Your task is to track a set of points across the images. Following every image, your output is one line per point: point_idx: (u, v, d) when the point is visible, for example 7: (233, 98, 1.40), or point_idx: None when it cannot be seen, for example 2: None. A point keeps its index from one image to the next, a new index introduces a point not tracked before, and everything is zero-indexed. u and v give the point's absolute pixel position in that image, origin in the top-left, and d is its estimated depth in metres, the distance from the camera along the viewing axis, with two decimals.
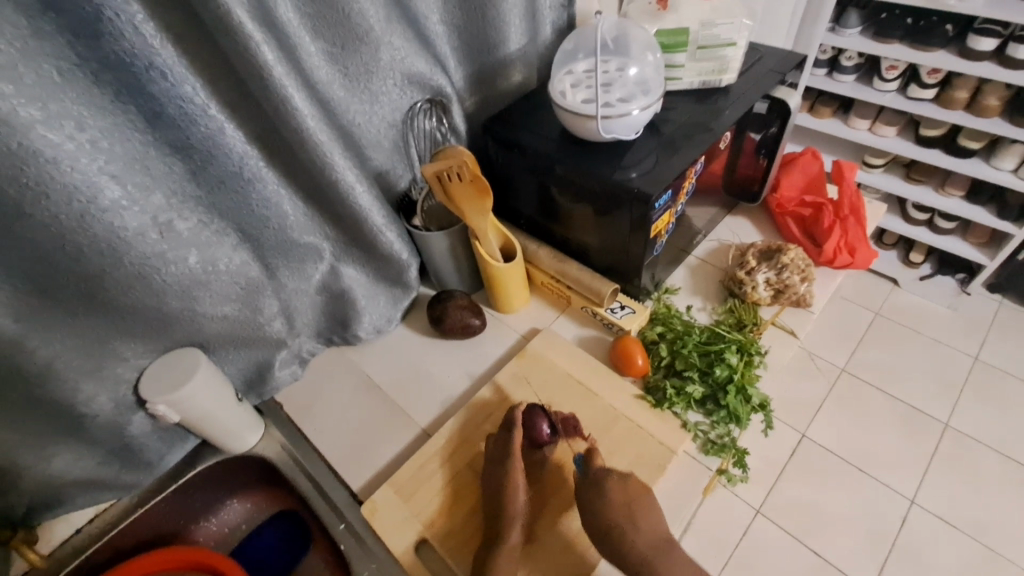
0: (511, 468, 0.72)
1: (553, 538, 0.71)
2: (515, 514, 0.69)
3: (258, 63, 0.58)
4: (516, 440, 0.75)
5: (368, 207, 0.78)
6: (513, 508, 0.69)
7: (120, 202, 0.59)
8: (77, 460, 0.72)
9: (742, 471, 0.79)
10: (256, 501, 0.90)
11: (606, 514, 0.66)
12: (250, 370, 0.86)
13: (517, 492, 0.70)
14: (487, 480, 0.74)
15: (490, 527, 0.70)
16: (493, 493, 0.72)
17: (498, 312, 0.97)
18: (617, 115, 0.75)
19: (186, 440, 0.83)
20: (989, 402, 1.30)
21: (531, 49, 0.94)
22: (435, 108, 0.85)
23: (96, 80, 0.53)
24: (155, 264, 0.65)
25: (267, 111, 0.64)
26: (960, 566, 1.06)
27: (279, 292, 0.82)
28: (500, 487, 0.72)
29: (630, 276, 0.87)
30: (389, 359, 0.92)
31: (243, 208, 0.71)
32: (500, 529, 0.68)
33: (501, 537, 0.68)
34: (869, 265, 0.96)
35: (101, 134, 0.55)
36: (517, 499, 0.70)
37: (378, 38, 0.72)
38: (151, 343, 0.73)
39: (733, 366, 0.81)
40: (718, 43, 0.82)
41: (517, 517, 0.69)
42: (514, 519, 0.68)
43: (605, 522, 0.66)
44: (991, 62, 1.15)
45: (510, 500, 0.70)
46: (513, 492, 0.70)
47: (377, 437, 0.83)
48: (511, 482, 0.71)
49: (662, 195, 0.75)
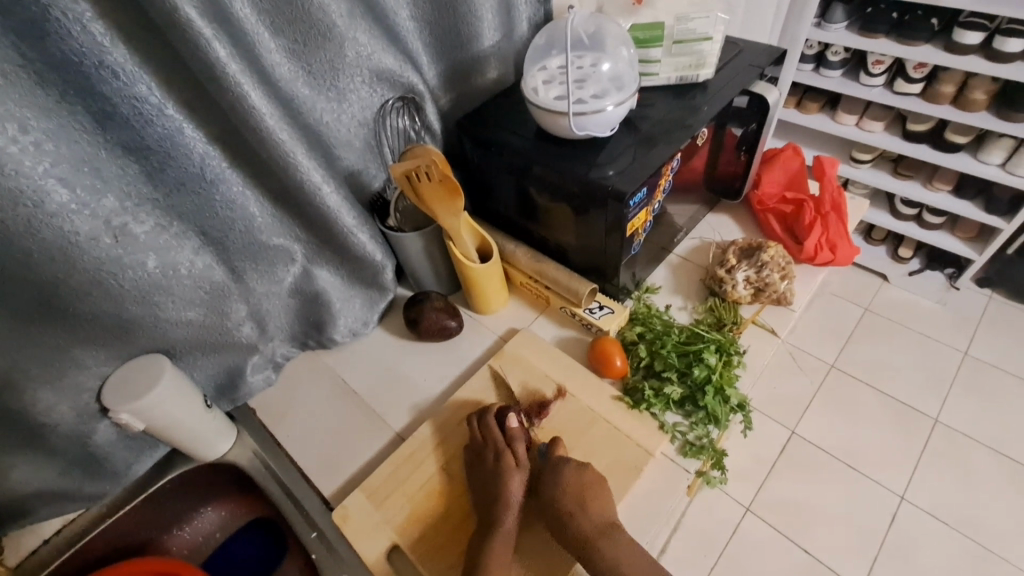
0: (500, 459, 0.72)
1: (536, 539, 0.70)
2: (510, 499, 0.69)
3: (212, 60, 0.56)
4: (494, 425, 0.75)
5: (336, 207, 0.76)
6: (508, 494, 0.69)
7: (70, 206, 0.57)
8: (39, 470, 0.70)
9: (721, 473, 0.78)
10: (231, 508, 0.88)
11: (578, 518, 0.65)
12: (221, 375, 0.84)
13: (511, 478, 0.70)
14: (477, 472, 0.73)
15: (484, 514, 0.70)
16: (485, 486, 0.71)
17: (476, 314, 0.95)
18: (590, 112, 0.73)
19: (156, 448, 0.81)
20: (978, 397, 1.30)
21: (506, 45, 0.92)
22: (407, 106, 0.84)
23: (41, 80, 0.51)
24: (111, 269, 0.63)
25: (226, 110, 0.62)
26: (949, 564, 1.05)
27: (247, 295, 0.80)
28: (492, 476, 0.71)
29: (609, 275, 0.86)
30: (365, 363, 0.91)
31: (206, 209, 0.69)
32: (493, 516, 0.68)
33: (498, 521, 0.68)
34: (851, 261, 0.95)
35: (48, 136, 0.53)
36: (513, 489, 0.69)
37: (342, 35, 0.70)
38: (113, 351, 0.71)
39: (712, 366, 0.79)
40: (694, 37, 0.80)
41: (512, 502, 0.69)
42: (509, 502, 0.69)
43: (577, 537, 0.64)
44: (976, 56, 1.14)
45: (504, 483, 0.70)
46: (503, 475, 0.70)
47: (350, 442, 0.82)
48: (503, 467, 0.71)
49: (638, 192, 0.74)
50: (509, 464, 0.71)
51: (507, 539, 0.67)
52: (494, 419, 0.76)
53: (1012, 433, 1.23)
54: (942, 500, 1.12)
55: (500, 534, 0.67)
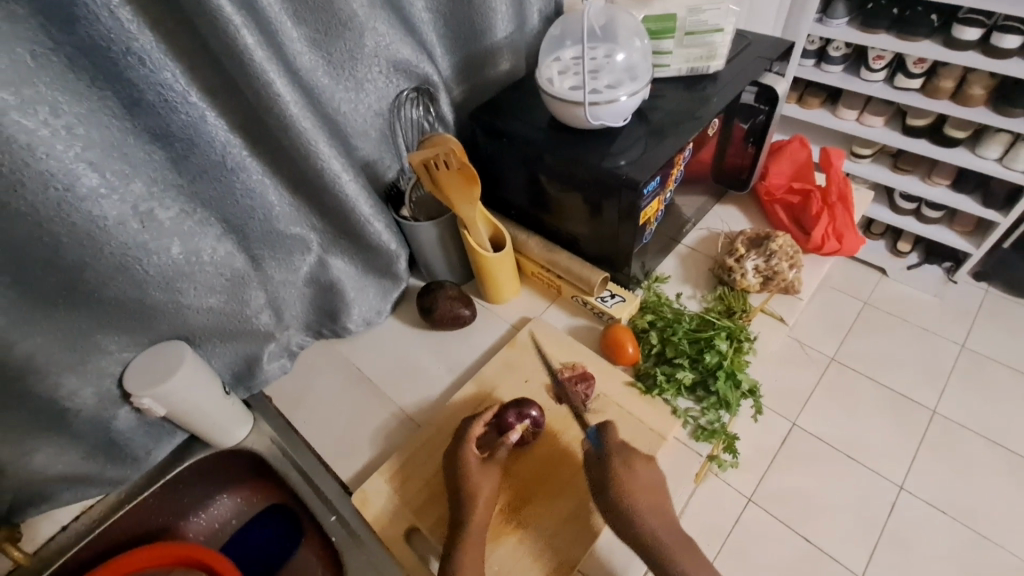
0: (464, 456, 0.73)
1: (532, 539, 0.69)
2: (477, 498, 0.69)
3: (240, 47, 0.57)
4: (474, 429, 0.76)
5: (354, 196, 0.77)
6: (475, 491, 0.69)
7: (99, 190, 0.57)
8: (62, 455, 0.71)
9: (734, 456, 0.79)
10: (247, 495, 0.89)
11: None
12: (238, 362, 0.85)
13: (480, 478, 0.70)
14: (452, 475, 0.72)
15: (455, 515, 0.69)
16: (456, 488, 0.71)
17: (488, 304, 0.96)
18: (605, 102, 0.74)
19: (174, 435, 0.82)
20: (975, 388, 1.32)
21: (518, 37, 0.93)
22: (422, 96, 0.84)
23: (72, 64, 0.52)
24: (136, 254, 0.64)
25: (249, 98, 0.63)
26: (946, 551, 1.07)
27: (266, 283, 0.81)
28: (458, 475, 0.72)
29: (620, 264, 0.87)
30: (380, 352, 0.92)
31: (228, 198, 0.70)
32: (461, 515, 0.68)
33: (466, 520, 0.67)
34: (857, 251, 0.96)
35: (78, 120, 0.54)
36: (481, 490, 0.69)
37: (362, 24, 0.71)
38: (136, 336, 0.71)
39: (723, 352, 0.81)
40: (705, 29, 0.81)
41: (480, 501, 0.68)
42: (474, 499, 0.69)
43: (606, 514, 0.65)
44: (975, 52, 1.16)
45: (466, 479, 0.71)
46: (468, 475, 0.71)
47: (367, 427, 0.83)
48: (465, 468, 0.72)
49: (651, 182, 0.75)
50: (474, 463, 0.72)
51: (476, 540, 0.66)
52: (483, 419, 0.77)
53: (1009, 425, 1.25)
54: (940, 491, 1.14)
55: (468, 535, 0.66)
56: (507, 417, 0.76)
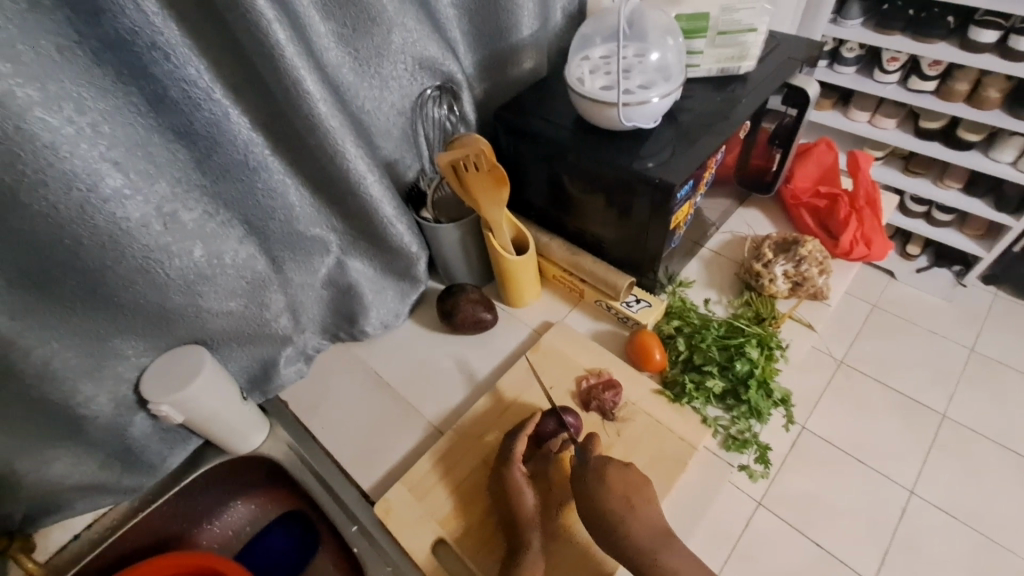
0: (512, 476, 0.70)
1: (566, 547, 0.68)
2: (527, 519, 0.67)
3: (271, 42, 0.54)
4: (518, 449, 0.71)
5: (378, 197, 0.75)
6: (524, 509, 0.67)
7: (123, 191, 0.55)
8: (76, 464, 0.69)
9: (765, 467, 0.78)
10: (261, 501, 0.87)
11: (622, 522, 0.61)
12: (254, 366, 0.83)
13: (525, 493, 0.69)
14: (496, 485, 0.71)
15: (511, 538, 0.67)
16: (504, 502, 0.69)
17: (508, 307, 0.94)
18: (637, 103, 0.72)
19: (189, 441, 0.79)
20: (985, 393, 1.31)
21: (542, 34, 0.91)
22: (445, 95, 0.82)
23: (97, 59, 0.50)
24: (159, 257, 0.62)
25: (276, 95, 0.61)
26: (957, 556, 1.06)
27: (285, 286, 0.79)
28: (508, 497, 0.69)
29: (646, 268, 0.85)
30: (399, 356, 0.89)
31: (249, 198, 0.67)
32: (519, 541, 0.66)
33: (520, 541, 0.66)
34: (884, 257, 0.95)
35: (103, 118, 0.52)
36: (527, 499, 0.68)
37: (390, 20, 0.69)
38: (153, 341, 0.69)
39: (754, 360, 0.79)
40: (738, 28, 0.79)
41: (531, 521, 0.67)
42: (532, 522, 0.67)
43: (620, 534, 0.60)
44: (991, 54, 1.14)
45: (517, 501, 0.68)
46: (518, 493, 0.68)
47: (388, 434, 0.81)
48: (517, 489, 0.69)
49: (683, 185, 0.73)
50: (522, 480, 0.70)
51: (536, 560, 0.65)
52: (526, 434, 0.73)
53: (1018, 430, 1.24)
54: (950, 495, 1.12)
55: (527, 557, 0.65)
56: (547, 425, 0.75)
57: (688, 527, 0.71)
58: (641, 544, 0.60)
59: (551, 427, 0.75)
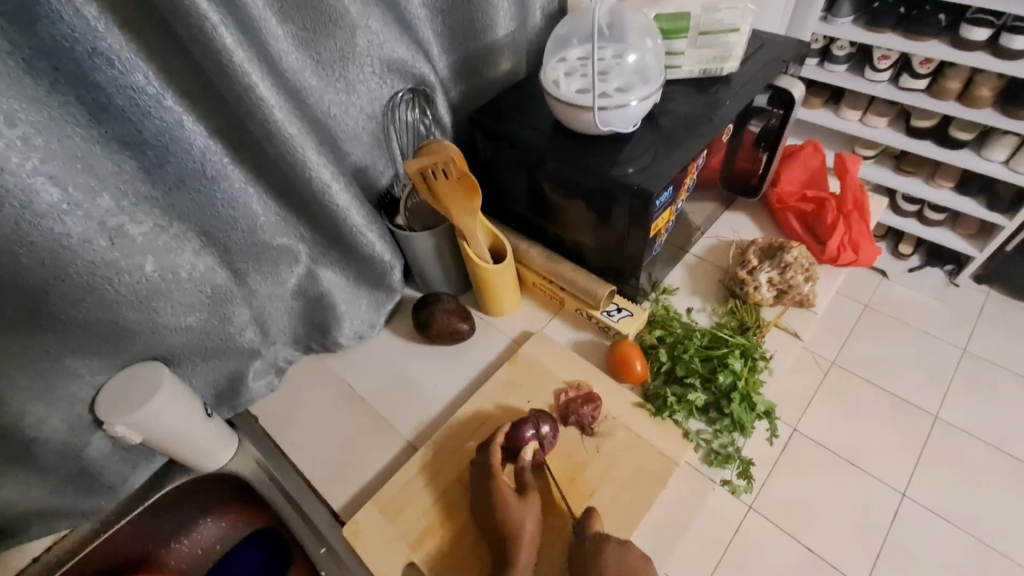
0: (501, 488, 0.66)
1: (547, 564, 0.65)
2: (521, 535, 0.63)
3: (217, 47, 0.51)
4: (496, 458, 0.69)
5: (345, 205, 0.72)
6: (519, 527, 0.64)
7: (61, 206, 0.52)
8: (28, 488, 0.66)
9: (748, 481, 0.75)
10: (231, 519, 0.84)
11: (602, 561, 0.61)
12: (221, 381, 0.80)
13: (522, 512, 0.65)
14: (479, 495, 0.68)
15: (500, 552, 0.64)
16: (489, 518, 0.66)
17: (487, 315, 0.92)
18: (614, 106, 0.69)
19: (152, 460, 0.76)
20: (977, 394, 1.29)
21: (520, 35, 0.88)
22: (418, 98, 0.79)
23: (30, 68, 0.47)
24: (105, 274, 0.59)
25: (230, 102, 0.58)
26: (954, 562, 1.04)
27: (250, 298, 0.76)
28: (493, 510, 0.66)
29: (627, 276, 0.82)
30: (372, 368, 0.87)
31: (207, 208, 0.64)
32: (508, 554, 0.63)
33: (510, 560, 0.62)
34: (872, 262, 0.92)
35: (36, 129, 0.48)
36: (525, 521, 0.64)
37: (354, 21, 0.66)
38: (108, 359, 0.66)
39: (737, 371, 0.77)
40: (720, 28, 0.76)
41: (526, 536, 0.63)
42: (520, 535, 0.63)
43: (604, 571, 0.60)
44: (983, 53, 1.12)
45: (507, 517, 0.64)
46: (507, 511, 0.65)
47: (361, 450, 0.78)
48: (504, 505, 0.65)
49: (663, 192, 0.71)
50: (512, 498, 0.66)
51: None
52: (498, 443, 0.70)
53: (1015, 432, 1.22)
54: (946, 500, 1.10)
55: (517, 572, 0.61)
56: (524, 429, 0.71)
57: (670, 544, 0.69)
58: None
59: (527, 437, 0.71)
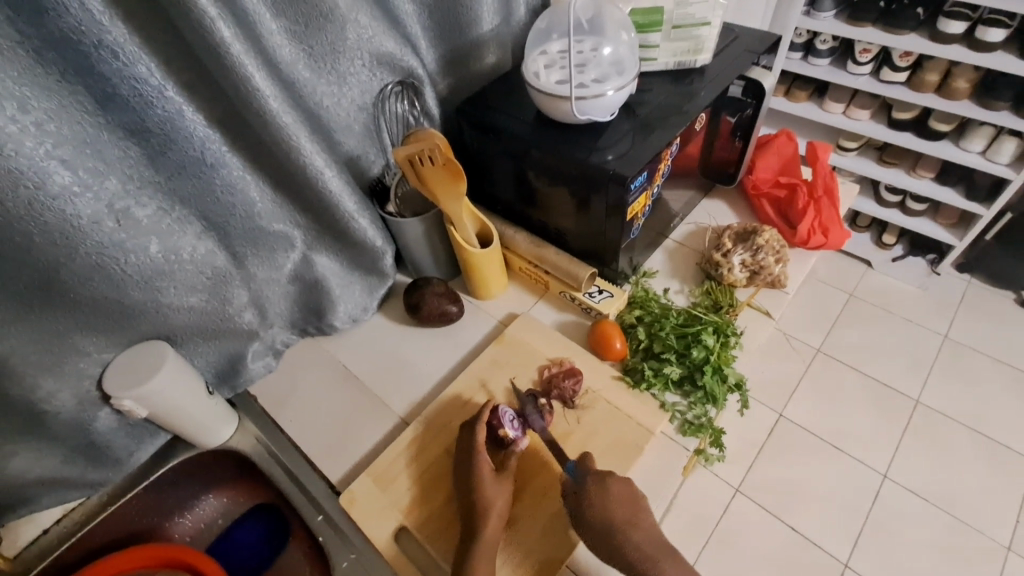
0: (478, 466, 0.70)
1: (534, 522, 0.70)
2: (490, 509, 0.67)
3: (215, 39, 0.55)
4: (480, 437, 0.73)
5: (338, 192, 0.76)
6: (491, 502, 0.67)
7: (72, 188, 0.56)
8: (39, 458, 0.70)
9: (719, 450, 0.80)
10: (232, 494, 0.88)
11: (599, 512, 0.64)
12: (221, 362, 0.84)
13: (496, 492, 0.69)
14: (463, 467, 0.72)
15: (471, 525, 0.68)
16: (467, 491, 0.70)
17: (476, 299, 0.96)
18: (592, 96, 0.73)
19: (156, 436, 0.80)
20: (958, 376, 1.32)
21: (505, 29, 0.92)
22: (407, 90, 0.83)
23: (40, 58, 0.51)
24: (113, 254, 0.62)
25: (227, 91, 0.62)
26: (932, 539, 1.08)
27: (248, 281, 0.80)
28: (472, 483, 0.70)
29: (608, 259, 0.87)
30: (366, 349, 0.91)
31: (207, 194, 0.68)
32: (480, 526, 0.67)
33: (480, 528, 0.66)
34: (843, 245, 0.96)
35: (48, 116, 0.52)
36: (495, 503, 0.68)
37: (343, 16, 0.70)
38: (115, 337, 0.70)
39: (710, 346, 0.81)
40: (692, 22, 0.80)
41: (496, 511, 0.67)
42: (489, 509, 0.67)
43: (599, 522, 0.64)
44: (959, 45, 1.16)
45: (481, 494, 0.68)
46: (481, 490, 0.68)
47: (357, 426, 0.82)
48: (481, 479, 0.69)
49: (639, 176, 0.74)
50: (490, 474, 0.70)
51: (490, 547, 0.65)
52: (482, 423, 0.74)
53: (993, 415, 1.26)
54: (923, 478, 1.15)
55: (484, 541, 0.65)
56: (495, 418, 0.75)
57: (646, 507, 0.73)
58: (627, 530, 0.63)
59: (506, 421, 0.75)
